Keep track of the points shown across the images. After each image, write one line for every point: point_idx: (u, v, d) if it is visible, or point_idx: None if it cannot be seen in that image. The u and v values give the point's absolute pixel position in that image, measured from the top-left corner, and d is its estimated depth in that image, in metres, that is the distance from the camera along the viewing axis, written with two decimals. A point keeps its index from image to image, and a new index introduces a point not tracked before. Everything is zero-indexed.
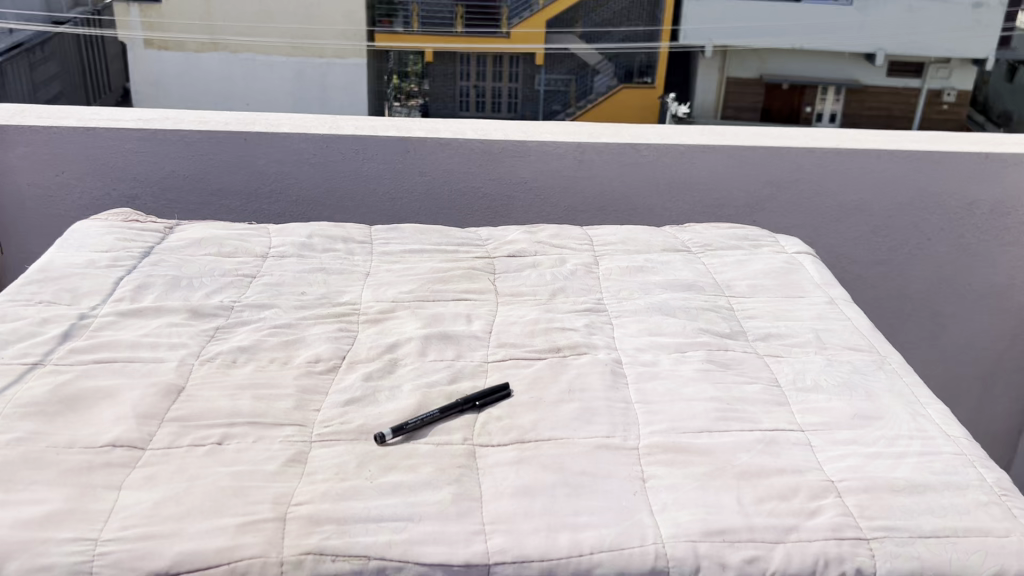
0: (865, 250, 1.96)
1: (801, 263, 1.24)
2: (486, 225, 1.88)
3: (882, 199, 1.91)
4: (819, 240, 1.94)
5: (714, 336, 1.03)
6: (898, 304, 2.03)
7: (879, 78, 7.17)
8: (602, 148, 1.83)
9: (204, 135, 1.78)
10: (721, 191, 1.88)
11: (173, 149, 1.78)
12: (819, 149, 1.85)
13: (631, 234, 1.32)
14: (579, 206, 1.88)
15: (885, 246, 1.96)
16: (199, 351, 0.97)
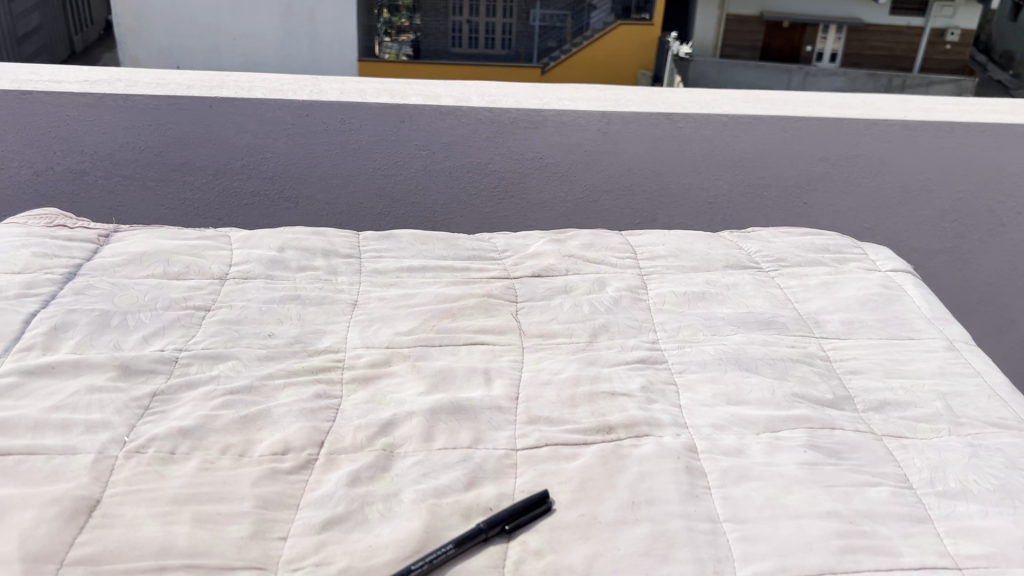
0: (934, 240, 1.67)
1: (901, 287, 0.98)
2: (493, 207, 1.58)
3: (957, 179, 1.61)
4: (879, 225, 1.65)
5: (813, 407, 0.78)
6: (964, 303, 1.74)
7: (881, 16, 6.96)
8: (631, 118, 1.52)
9: (164, 101, 1.43)
10: (768, 169, 1.59)
11: (126, 117, 1.44)
12: (883, 121, 1.56)
13: (683, 243, 1.06)
14: (602, 186, 1.58)
15: (956, 234, 1.66)
16: (126, 435, 0.72)
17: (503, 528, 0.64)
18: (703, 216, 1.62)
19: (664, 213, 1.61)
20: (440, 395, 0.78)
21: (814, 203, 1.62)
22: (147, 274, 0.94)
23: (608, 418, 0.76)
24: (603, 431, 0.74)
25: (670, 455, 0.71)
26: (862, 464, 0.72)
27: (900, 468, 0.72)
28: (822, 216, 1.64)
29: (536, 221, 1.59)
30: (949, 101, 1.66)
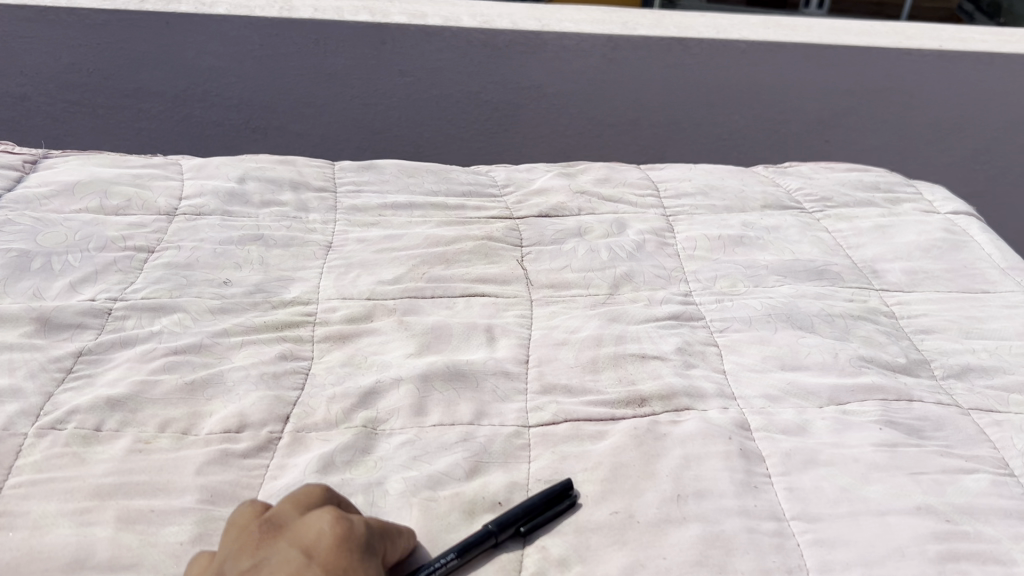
0: (962, 184, 1.52)
1: (967, 232, 0.84)
2: (485, 140, 1.43)
3: (994, 117, 1.45)
4: (905, 166, 1.50)
5: (884, 372, 0.65)
6: None
7: None
8: (639, 44, 1.35)
9: (113, 16, 1.25)
10: (789, 104, 1.43)
11: (71, 34, 1.25)
12: (917, 51, 1.38)
13: (712, 179, 0.92)
14: (604, 119, 1.43)
15: (987, 178, 1.52)
16: (41, 406, 0.57)
17: (519, 531, 0.50)
18: (714, 154, 1.48)
19: (671, 152, 1.47)
20: (435, 357, 0.64)
21: (837, 142, 1.47)
22: (80, 208, 0.78)
23: (639, 387, 0.62)
24: (634, 404, 0.60)
25: (720, 434, 0.57)
26: (950, 445, 0.59)
27: (997, 451, 0.59)
28: (844, 156, 1.49)
29: (534, 155, 1.46)
30: (989, 30, 1.49)
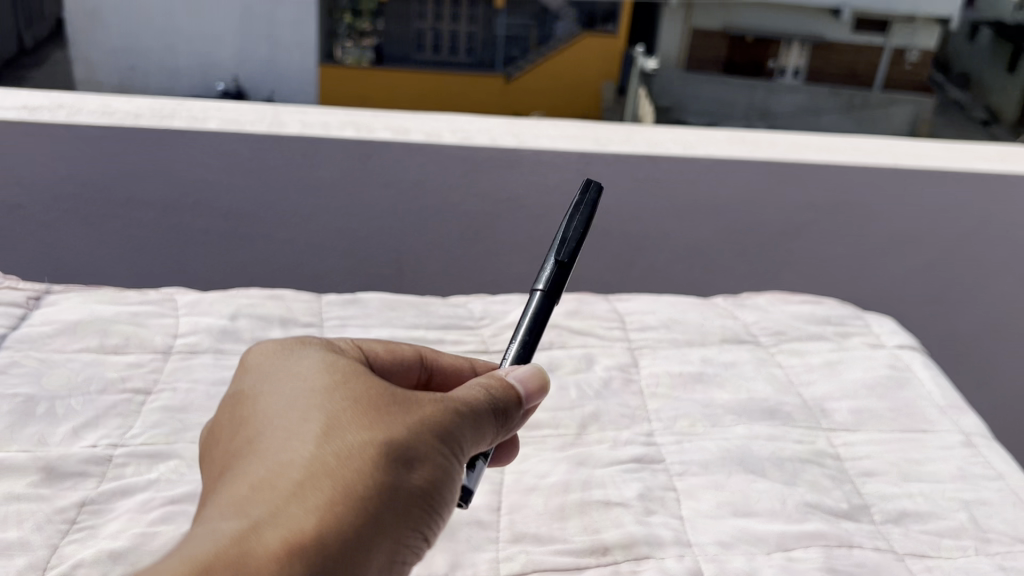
0: (919, 292, 1.59)
1: (910, 368, 0.91)
2: (464, 248, 1.49)
3: (946, 228, 1.53)
4: (863, 275, 1.57)
5: (827, 519, 0.70)
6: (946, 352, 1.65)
7: (843, 34, 7.22)
8: (613, 159, 1.42)
9: (108, 131, 1.29)
10: (754, 214, 1.50)
11: (67, 147, 1.28)
12: (873, 167, 1.47)
13: (676, 311, 0.98)
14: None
15: (942, 283, 1.58)
16: (47, 558, 0.61)
17: None
18: (683, 262, 1.53)
19: (640, 266, 1.52)
20: None
21: (799, 252, 1.54)
22: (81, 347, 0.83)
23: (603, 535, 0.67)
24: (598, 553, 0.66)
25: None
26: None
27: None
28: (807, 265, 1.56)
29: (512, 262, 1.51)
30: (936, 145, 1.59)
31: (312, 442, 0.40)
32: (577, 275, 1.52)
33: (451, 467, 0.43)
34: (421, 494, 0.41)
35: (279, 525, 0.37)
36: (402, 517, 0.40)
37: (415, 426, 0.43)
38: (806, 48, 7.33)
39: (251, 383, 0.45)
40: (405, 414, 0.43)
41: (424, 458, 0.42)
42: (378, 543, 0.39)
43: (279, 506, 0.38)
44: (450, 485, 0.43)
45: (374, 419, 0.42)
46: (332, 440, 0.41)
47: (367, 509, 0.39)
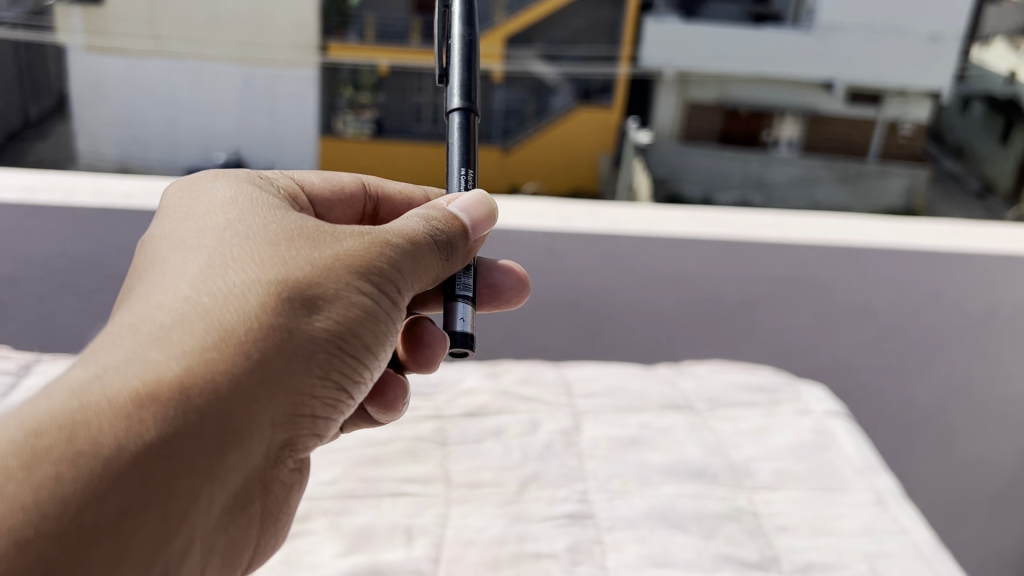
0: (884, 378, 1.51)
1: (834, 433, 0.97)
2: None
3: (907, 307, 1.47)
4: (818, 346, 1.50)
5: (739, 570, 0.77)
6: (908, 427, 1.53)
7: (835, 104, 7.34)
8: (575, 237, 1.41)
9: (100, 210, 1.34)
10: (702, 285, 1.46)
11: (61, 225, 1.34)
12: (819, 242, 1.44)
13: (621, 380, 1.06)
14: (546, 299, 1.45)
15: (898, 355, 1.50)
16: None
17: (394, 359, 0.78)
18: (643, 333, 1.48)
19: (606, 336, 1.49)
20: (358, 557, 0.76)
21: (756, 331, 1.49)
22: None
23: None
24: None
25: None
26: None
27: None
28: (760, 336, 1.50)
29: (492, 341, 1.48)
30: (896, 224, 1.55)
31: (247, 275, 0.57)
32: (543, 344, 1.48)
33: (365, 304, 0.60)
34: (331, 323, 0.58)
35: (207, 340, 0.54)
36: (314, 340, 0.58)
37: (331, 273, 0.59)
38: (798, 119, 7.45)
39: (210, 212, 0.61)
40: (324, 259, 0.60)
41: (337, 297, 0.59)
42: (293, 357, 0.57)
43: (208, 326, 0.54)
44: (366, 313, 0.60)
45: (294, 265, 0.58)
46: (261, 273, 0.57)
47: (284, 330, 0.56)
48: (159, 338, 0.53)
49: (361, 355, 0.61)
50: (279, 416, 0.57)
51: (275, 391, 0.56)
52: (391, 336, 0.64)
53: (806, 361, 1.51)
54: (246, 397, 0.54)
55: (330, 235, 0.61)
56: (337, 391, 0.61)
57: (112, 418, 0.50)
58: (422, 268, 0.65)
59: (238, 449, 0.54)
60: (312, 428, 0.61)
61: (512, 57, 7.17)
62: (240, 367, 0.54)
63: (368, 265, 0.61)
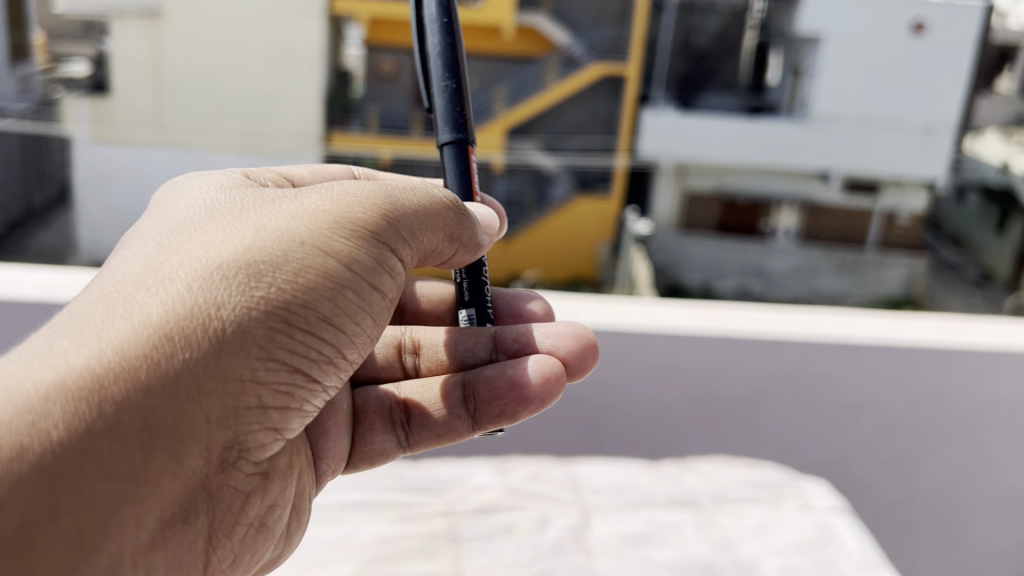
0: (883, 474, 1.47)
1: (836, 528, 0.99)
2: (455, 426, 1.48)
3: (904, 402, 1.46)
4: (819, 441, 1.47)
5: None
6: (910, 525, 1.47)
7: (833, 193, 7.48)
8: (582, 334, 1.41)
9: None
10: (703, 381, 1.45)
11: None
12: (816, 339, 1.45)
13: (628, 478, 1.09)
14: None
15: (899, 450, 1.47)
16: None
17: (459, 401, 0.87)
18: (649, 429, 1.46)
19: (610, 430, 1.45)
20: None
21: (757, 427, 1.47)
22: None
23: None
24: None
25: None
26: None
27: None
28: (761, 431, 1.47)
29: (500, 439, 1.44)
30: (889, 321, 1.56)
31: (198, 256, 0.66)
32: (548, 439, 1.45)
33: (314, 275, 0.68)
34: (278, 293, 0.66)
35: (156, 315, 0.63)
36: (258, 314, 0.66)
37: (280, 245, 0.67)
38: (796, 209, 7.62)
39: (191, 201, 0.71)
40: (283, 238, 0.68)
41: (284, 268, 0.67)
42: (237, 329, 0.65)
43: (157, 304, 0.63)
44: (319, 290, 0.68)
45: (246, 242, 0.67)
46: (225, 252, 0.66)
47: (226, 303, 0.65)
48: (115, 315, 0.63)
49: (315, 331, 0.69)
50: (226, 386, 0.65)
51: (219, 362, 0.64)
52: (352, 310, 0.72)
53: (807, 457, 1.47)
54: (190, 365, 0.63)
55: (284, 212, 0.70)
56: (289, 367, 0.69)
57: (66, 386, 0.60)
58: (380, 239, 0.72)
59: (181, 415, 0.63)
60: (268, 410, 0.69)
61: (513, 148, 7.42)
62: (184, 341, 0.63)
63: (320, 240, 0.69)
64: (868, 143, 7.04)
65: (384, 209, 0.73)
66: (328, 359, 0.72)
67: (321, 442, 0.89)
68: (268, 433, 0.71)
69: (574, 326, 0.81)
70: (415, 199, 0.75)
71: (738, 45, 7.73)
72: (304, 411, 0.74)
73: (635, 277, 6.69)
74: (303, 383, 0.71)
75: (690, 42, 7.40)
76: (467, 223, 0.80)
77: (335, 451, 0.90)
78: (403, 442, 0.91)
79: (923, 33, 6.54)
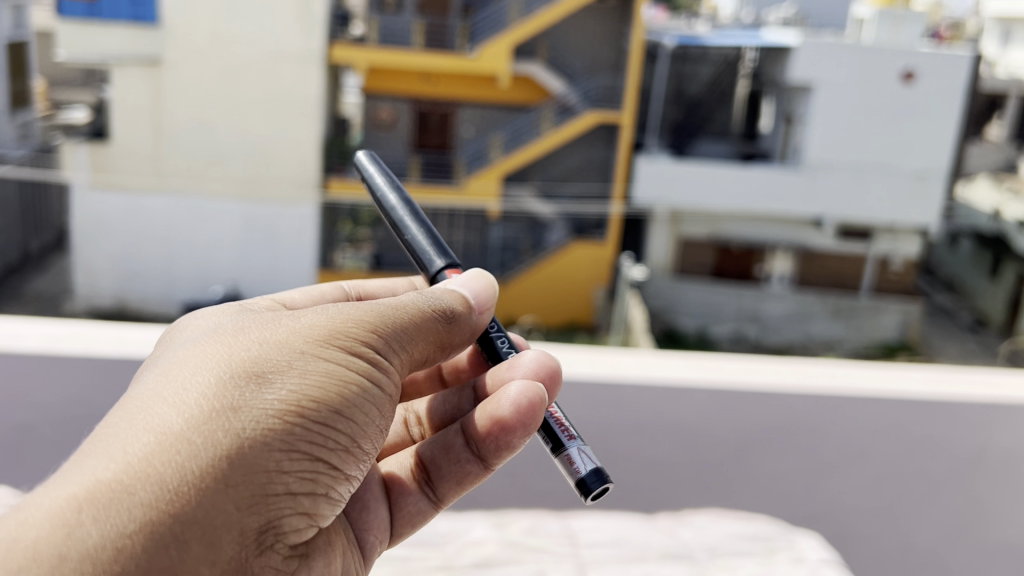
0: (876, 524, 1.47)
1: None
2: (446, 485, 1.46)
3: (896, 452, 1.48)
4: (817, 491, 1.48)
5: None
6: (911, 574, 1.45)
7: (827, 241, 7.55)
8: (579, 385, 1.43)
9: (122, 359, 1.34)
10: (702, 432, 1.47)
11: (81, 376, 1.34)
12: (811, 391, 1.48)
13: (623, 533, 1.11)
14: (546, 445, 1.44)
15: (896, 499, 1.48)
16: None
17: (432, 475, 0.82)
18: (647, 480, 1.46)
19: (606, 481, 1.46)
20: None
21: (752, 477, 1.47)
22: None
23: None
24: None
25: None
26: None
27: None
28: (758, 484, 1.48)
29: (497, 490, 1.44)
30: (880, 371, 1.59)
31: (208, 366, 0.63)
32: (544, 491, 1.45)
33: (324, 371, 0.65)
34: (290, 390, 0.63)
35: (173, 422, 0.60)
36: (274, 409, 0.61)
37: (282, 351, 0.65)
38: (791, 254, 7.67)
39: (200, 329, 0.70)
40: (293, 341, 0.66)
41: (291, 372, 0.64)
42: (254, 425, 0.60)
43: (175, 411, 0.60)
44: (337, 384, 0.64)
45: (253, 351, 0.65)
46: (235, 362, 0.63)
47: (239, 405, 0.61)
48: (133, 426, 0.60)
49: (338, 421, 0.64)
50: (248, 480, 0.59)
51: (239, 457, 0.59)
52: (371, 402, 0.67)
53: (805, 505, 1.47)
54: (211, 464, 0.58)
55: (284, 327, 0.67)
56: (310, 457, 0.63)
57: (93, 495, 0.56)
58: (383, 335, 0.69)
59: (209, 513, 0.58)
60: (294, 514, 0.63)
61: (509, 195, 7.53)
62: (203, 441, 0.59)
63: (322, 342, 0.66)
64: (859, 188, 7.13)
65: (381, 312, 0.71)
66: (355, 452, 0.67)
67: (354, 519, 0.79)
68: (301, 524, 0.64)
69: (537, 357, 0.78)
70: (409, 305, 0.73)
71: (730, 94, 8.09)
72: (336, 504, 0.68)
73: (630, 323, 6.65)
74: (332, 476, 0.65)
75: (683, 90, 7.94)
76: (462, 329, 0.77)
77: (377, 518, 0.80)
78: (434, 498, 0.82)
79: (913, 82, 6.81)
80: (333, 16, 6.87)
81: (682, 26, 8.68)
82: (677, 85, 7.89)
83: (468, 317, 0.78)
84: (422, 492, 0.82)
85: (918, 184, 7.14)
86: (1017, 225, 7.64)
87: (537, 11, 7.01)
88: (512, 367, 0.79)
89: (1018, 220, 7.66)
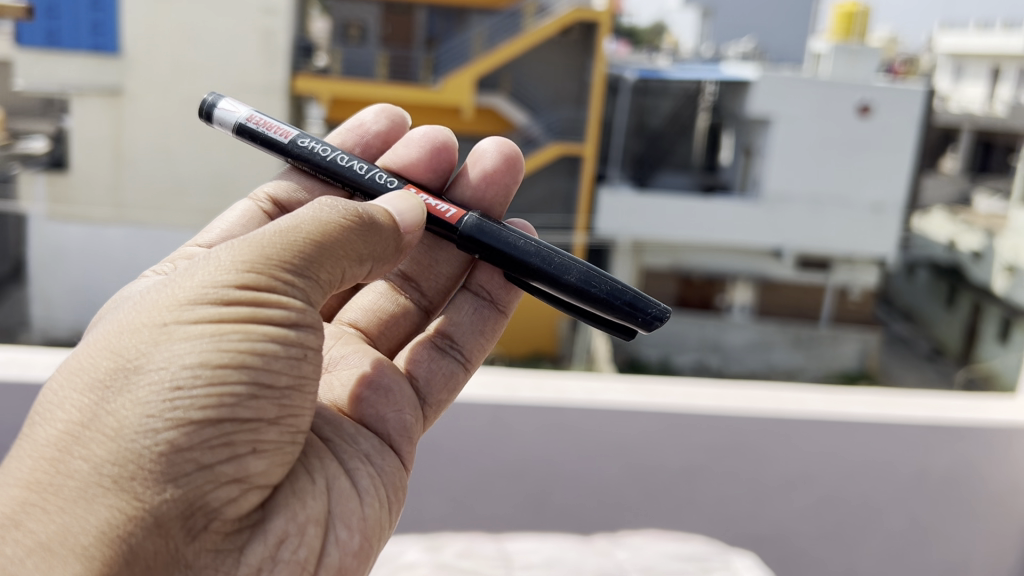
0: (822, 545, 1.48)
1: None
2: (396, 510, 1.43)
3: (840, 475, 1.46)
4: (762, 513, 1.47)
5: None
6: None
7: (787, 270, 7.58)
8: (522, 411, 1.41)
9: None
10: (648, 456, 1.44)
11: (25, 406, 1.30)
12: (755, 416, 1.45)
13: (557, 556, 1.14)
14: (491, 469, 1.43)
15: (840, 522, 1.47)
16: None
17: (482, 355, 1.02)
18: (592, 505, 1.46)
19: (552, 506, 1.45)
20: None
21: (697, 501, 1.46)
22: None
23: None
24: None
25: None
26: None
27: None
28: (700, 507, 1.47)
29: (444, 516, 1.44)
30: (824, 395, 1.56)
31: (77, 378, 0.67)
32: (489, 515, 1.44)
33: (193, 335, 0.66)
34: (159, 369, 0.65)
35: (44, 448, 0.65)
36: (145, 392, 0.64)
37: (146, 335, 0.67)
38: (751, 285, 7.73)
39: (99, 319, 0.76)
40: (148, 320, 0.68)
41: (156, 351, 0.66)
42: (127, 419, 0.63)
43: (53, 437, 0.65)
44: (210, 343, 0.66)
45: (117, 344, 0.67)
46: (95, 365, 0.67)
47: (108, 408, 0.64)
48: (28, 460, 0.64)
49: (231, 374, 0.66)
50: (139, 444, 0.63)
51: (119, 448, 0.62)
52: (259, 348, 0.68)
53: (749, 529, 1.47)
54: (90, 473, 0.62)
55: (154, 303, 0.69)
56: (211, 419, 0.65)
57: None
58: (262, 276, 0.70)
59: (107, 514, 0.61)
60: (226, 478, 0.65)
61: None
62: (76, 456, 0.63)
63: (185, 307, 0.68)
64: (816, 218, 7.22)
65: (248, 254, 0.71)
66: (267, 393, 0.68)
67: (381, 402, 0.89)
68: (235, 490, 0.66)
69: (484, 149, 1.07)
70: (283, 234, 0.72)
71: (691, 127, 8.28)
72: (272, 455, 0.69)
73: (594, 352, 6.63)
74: (252, 429, 0.67)
75: (644, 123, 8.07)
76: (375, 229, 0.79)
77: (403, 394, 0.91)
78: (463, 357, 1.00)
79: (869, 114, 6.95)
80: (297, 46, 6.80)
81: (643, 60, 8.75)
82: (639, 118, 8.00)
83: (390, 229, 0.82)
84: (450, 355, 0.99)
85: (875, 216, 7.31)
86: (971, 255, 7.73)
87: (500, 44, 7.06)
88: (360, 126, 1.17)
89: (972, 251, 7.74)
